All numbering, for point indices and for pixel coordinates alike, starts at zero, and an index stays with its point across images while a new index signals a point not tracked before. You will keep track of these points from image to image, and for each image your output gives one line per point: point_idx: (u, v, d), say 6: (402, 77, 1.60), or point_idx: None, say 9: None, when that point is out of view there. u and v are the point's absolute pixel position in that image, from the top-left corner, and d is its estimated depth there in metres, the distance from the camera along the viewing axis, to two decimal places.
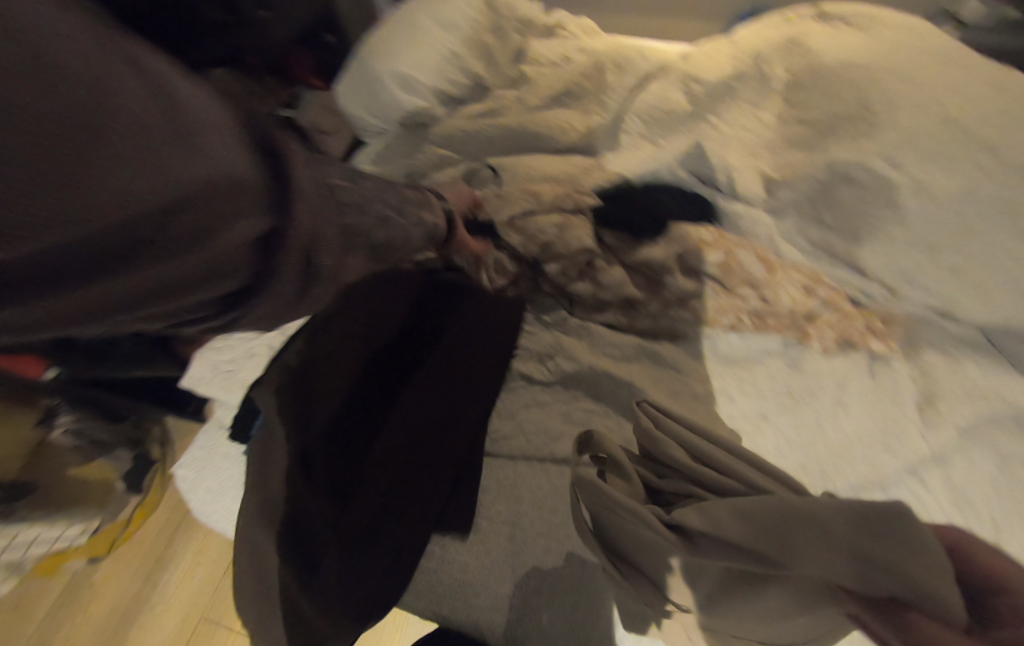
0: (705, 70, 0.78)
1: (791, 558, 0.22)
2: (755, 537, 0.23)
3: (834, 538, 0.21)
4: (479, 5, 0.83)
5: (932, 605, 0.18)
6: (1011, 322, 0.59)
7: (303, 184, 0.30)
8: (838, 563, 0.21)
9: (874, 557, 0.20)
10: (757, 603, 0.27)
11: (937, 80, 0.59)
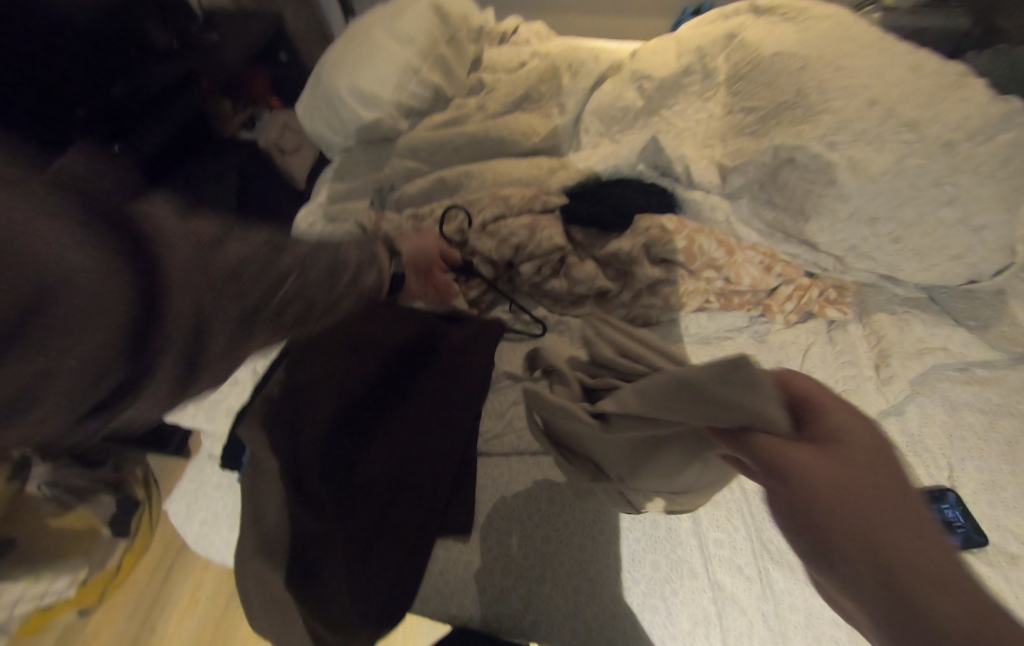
0: (654, 68, 0.83)
1: (675, 415, 0.29)
2: (647, 408, 0.32)
3: (707, 393, 0.27)
4: (432, 17, 0.84)
5: (762, 422, 0.24)
6: (937, 279, 0.69)
7: (190, 279, 0.31)
8: (719, 419, 0.26)
9: (731, 401, 0.25)
10: (657, 460, 0.39)
11: (862, 65, 0.65)
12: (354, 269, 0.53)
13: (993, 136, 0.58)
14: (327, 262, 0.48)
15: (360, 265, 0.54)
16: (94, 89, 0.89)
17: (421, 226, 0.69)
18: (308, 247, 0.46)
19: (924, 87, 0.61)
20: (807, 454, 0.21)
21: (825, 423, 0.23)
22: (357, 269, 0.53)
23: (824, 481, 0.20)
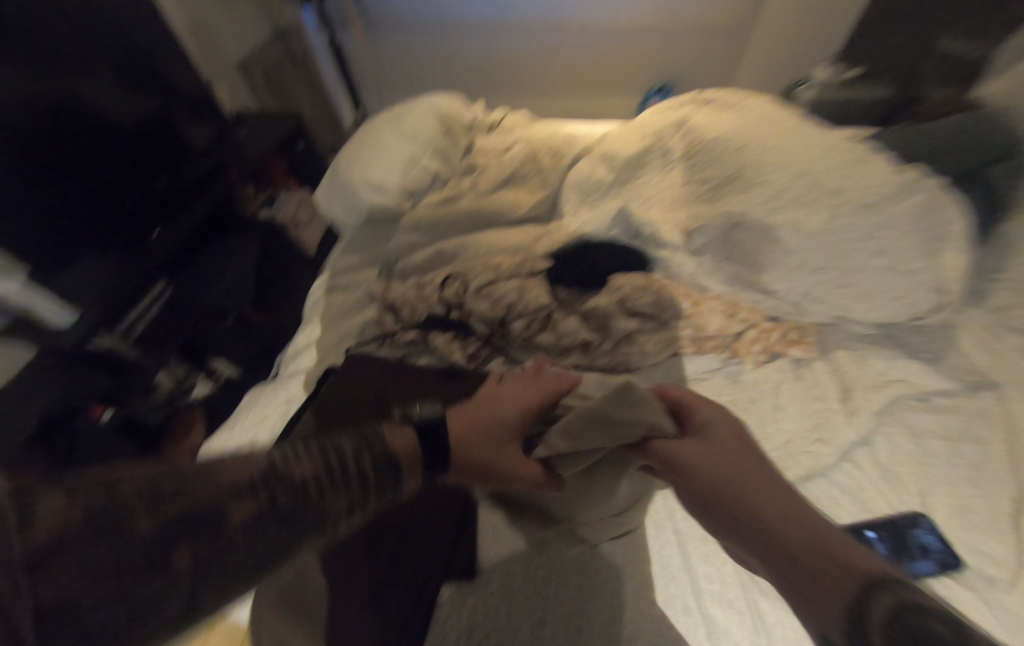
0: (619, 150, 0.98)
1: (592, 440, 0.48)
2: (571, 444, 0.48)
3: (603, 416, 0.49)
4: (431, 120, 1.02)
5: (659, 428, 0.49)
6: (887, 318, 0.76)
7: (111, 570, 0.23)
8: (633, 433, 0.49)
9: (611, 417, 0.49)
10: (587, 486, 0.54)
11: (785, 146, 0.78)
12: (342, 514, 0.33)
13: (903, 198, 0.69)
14: (291, 521, 0.30)
15: (351, 510, 0.34)
16: (141, 184, 1.06)
17: (424, 291, 0.79)
18: (265, 503, 0.29)
19: (838, 162, 0.73)
20: (695, 445, 0.47)
21: (695, 423, 0.51)
22: (357, 504, 0.34)
23: (708, 457, 0.45)
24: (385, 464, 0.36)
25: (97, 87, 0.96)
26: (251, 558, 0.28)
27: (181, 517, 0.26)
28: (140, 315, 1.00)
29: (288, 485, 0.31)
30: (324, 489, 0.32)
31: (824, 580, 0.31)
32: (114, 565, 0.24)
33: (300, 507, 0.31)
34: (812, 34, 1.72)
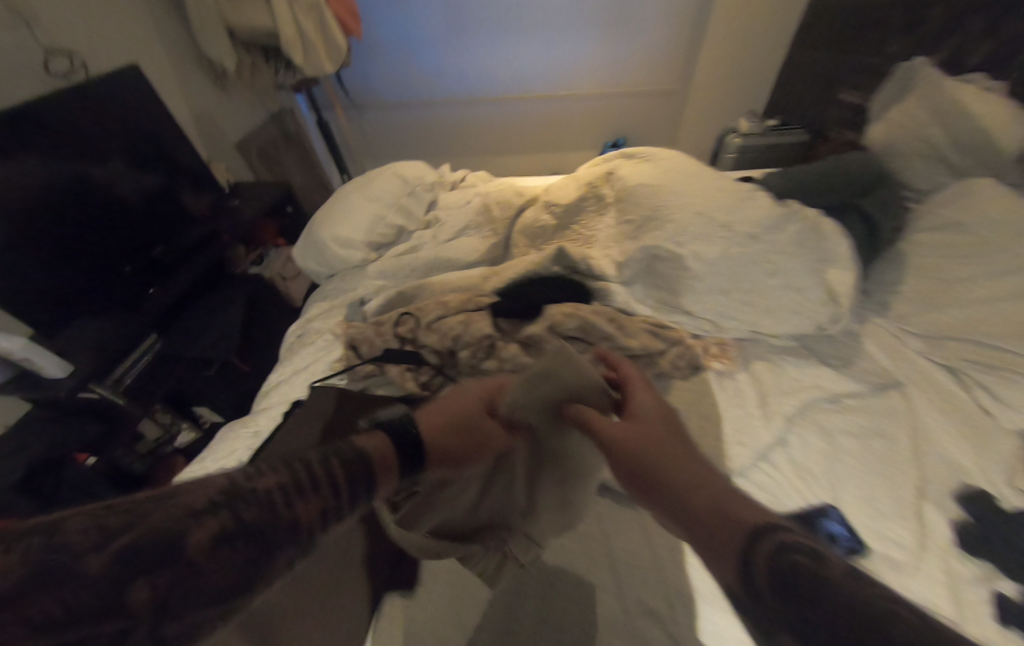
0: (560, 199, 1.13)
1: (535, 399, 0.57)
2: (515, 409, 0.56)
3: (543, 377, 0.58)
4: (396, 184, 1.18)
5: (589, 384, 0.59)
6: (794, 330, 0.85)
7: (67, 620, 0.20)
8: (569, 390, 0.59)
9: (550, 376, 0.58)
10: (540, 461, 0.61)
11: (689, 189, 0.92)
12: (314, 530, 0.30)
13: (781, 228, 0.84)
14: (257, 539, 0.27)
15: (324, 523, 0.31)
16: (139, 251, 1.20)
17: (382, 330, 0.89)
18: (229, 520, 0.26)
19: (731, 201, 0.87)
20: (626, 428, 0.51)
21: (635, 411, 0.56)
22: (331, 514, 0.31)
23: (638, 437, 0.49)
24: (353, 463, 0.35)
25: (110, 171, 1.11)
26: (211, 593, 0.24)
27: (149, 552, 0.23)
28: (130, 366, 1.09)
29: (254, 499, 0.28)
30: (293, 499, 0.30)
31: (723, 533, 0.34)
32: (57, 611, 0.20)
33: (267, 521, 0.28)
34: (735, 93, 1.99)
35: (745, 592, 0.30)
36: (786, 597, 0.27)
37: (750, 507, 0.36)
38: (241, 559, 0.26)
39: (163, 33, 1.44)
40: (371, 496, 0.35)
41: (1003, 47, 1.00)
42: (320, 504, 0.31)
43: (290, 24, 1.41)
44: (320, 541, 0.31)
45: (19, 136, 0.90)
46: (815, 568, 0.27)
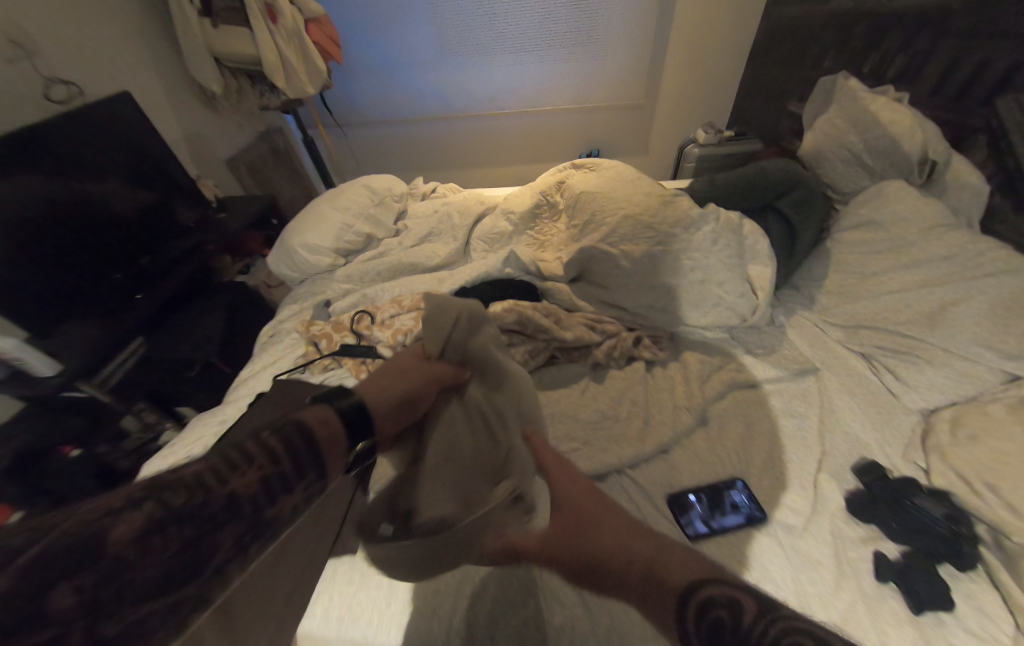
0: (515, 207, 1.22)
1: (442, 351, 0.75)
2: (438, 365, 0.73)
3: (438, 326, 0.75)
4: (365, 195, 1.27)
5: (474, 324, 0.78)
6: (718, 322, 0.94)
7: (61, 571, 0.28)
8: (466, 339, 0.76)
9: (444, 330, 0.75)
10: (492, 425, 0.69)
11: (624, 195, 1.01)
12: (251, 503, 0.38)
13: (699, 228, 0.92)
14: (191, 520, 0.34)
15: (261, 496, 0.39)
16: (126, 262, 1.29)
17: (340, 326, 0.97)
18: (153, 514, 0.33)
19: (658, 205, 0.95)
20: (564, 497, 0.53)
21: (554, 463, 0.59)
22: (269, 484, 0.40)
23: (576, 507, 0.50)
24: (295, 437, 0.45)
25: (103, 189, 1.21)
26: (157, 569, 0.32)
27: (121, 524, 0.31)
28: (117, 367, 1.17)
29: (181, 485, 0.36)
30: (226, 481, 0.38)
31: (657, 595, 0.36)
32: (51, 568, 0.28)
33: (198, 503, 0.35)
34: (698, 105, 2.10)
35: None
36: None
37: (679, 558, 0.38)
38: (207, 518, 0.35)
39: (156, 61, 1.55)
40: (319, 466, 0.45)
41: (915, 61, 1.09)
42: (254, 479, 0.39)
43: (272, 52, 1.53)
44: (263, 512, 0.39)
45: (22, 158, 1.01)
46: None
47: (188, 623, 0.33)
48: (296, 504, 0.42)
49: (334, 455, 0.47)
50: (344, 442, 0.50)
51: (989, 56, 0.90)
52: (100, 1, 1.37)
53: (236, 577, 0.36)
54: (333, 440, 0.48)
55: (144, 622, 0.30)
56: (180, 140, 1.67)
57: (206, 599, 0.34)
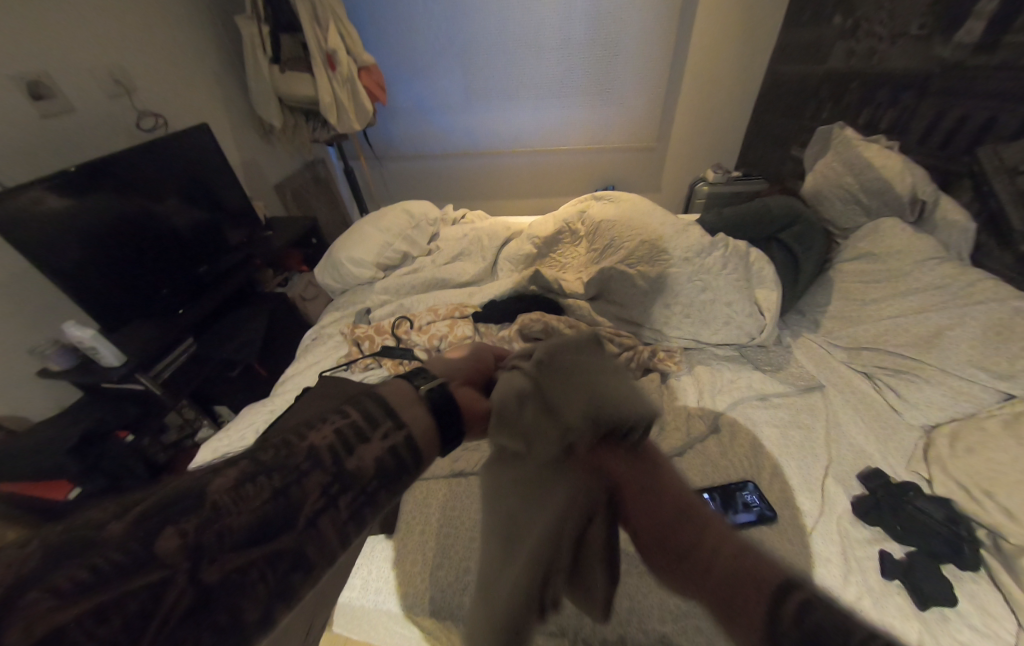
0: (541, 231, 1.34)
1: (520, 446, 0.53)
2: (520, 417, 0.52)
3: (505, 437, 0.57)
4: (404, 218, 1.41)
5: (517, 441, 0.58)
6: (725, 339, 1.02)
7: (158, 514, 0.25)
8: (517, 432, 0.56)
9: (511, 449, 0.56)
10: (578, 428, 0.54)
11: (639, 223, 1.13)
12: (328, 455, 0.30)
13: (710, 253, 1.02)
14: (279, 469, 0.29)
15: (337, 448, 0.31)
16: (183, 270, 1.44)
17: (382, 330, 1.07)
18: (247, 467, 0.29)
19: (671, 232, 1.06)
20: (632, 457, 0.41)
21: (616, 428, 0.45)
22: (343, 433, 0.32)
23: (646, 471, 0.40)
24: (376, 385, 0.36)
25: (168, 207, 1.38)
26: (251, 519, 0.27)
27: (213, 479, 0.28)
28: (167, 365, 1.27)
29: (270, 442, 0.31)
30: (302, 436, 0.31)
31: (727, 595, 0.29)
32: (150, 514, 0.25)
33: (281, 454, 0.30)
34: (707, 147, 2.27)
35: None
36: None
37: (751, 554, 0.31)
38: (298, 466, 0.29)
39: (228, 100, 1.77)
40: (390, 414, 0.33)
41: (903, 115, 1.22)
42: (334, 426, 0.32)
43: (328, 95, 1.74)
44: (343, 464, 0.30)
45: (108, 180, 1.19)
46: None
47: (289, 580, 0.27)
48: (377, 456, 0.31)
49: (404, 407, 0.34)
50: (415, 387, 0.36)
51: (966, 113, 1.02)
52: (192, 53, 1.60)
53: (330, 540, 0.29)
54: (401, 393, 0.35)
55: (243, 575, 0.26)
56: (239, 166, 1.86)
57: (304, 559, 0.28)
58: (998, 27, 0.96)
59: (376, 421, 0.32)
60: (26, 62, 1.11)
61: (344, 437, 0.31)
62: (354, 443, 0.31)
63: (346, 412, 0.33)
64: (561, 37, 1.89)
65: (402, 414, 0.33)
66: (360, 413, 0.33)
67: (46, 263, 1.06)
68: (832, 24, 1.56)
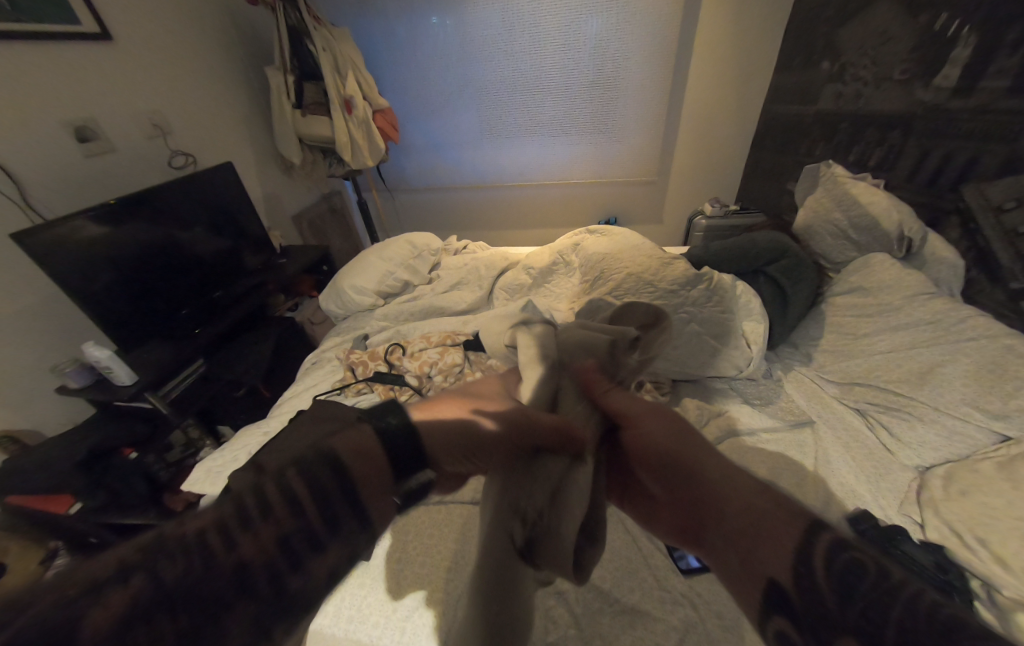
0: (536, 263, 1.39)
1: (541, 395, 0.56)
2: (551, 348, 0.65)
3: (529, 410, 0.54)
4: (407, 249, 1.49)
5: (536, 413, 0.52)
6: (712, 371, 1.03)
7: None
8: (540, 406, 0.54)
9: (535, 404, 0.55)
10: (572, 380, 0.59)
11: (627, 256, 1.16)
12: (266, 579, 0.25)
13: (696, 286, 1.03)
14: (186, 608, 0.23)
15: (280, 568, 0.26)
16: (200, 295, 1.53)
17: (375, 355, 1.11)
18: (132, 602, 0.22)
19: (658, 265, 1.08)
20: (659, 436, 0.47)
21: (638, 415, 0.51)
22: (291, 547, 0.26)
23: (671, 447, 0.44)
24: (326, 468, 0.29)
25: (192, 235, 1.48)
26: None
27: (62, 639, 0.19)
28: (176, 384, 1.33)
29: (177, 550, 0.24)
30: (235, 539, 0.25)
31: (757, 534, 0.33)
32: None
33: (196, 578, 0.24)
34: (705, 181, 2.33)
35: (801, 591, 0.28)
36: (857, 600, 0.26)
37: (774, 508, 0.34)
38: (219, 600, 0.24)
39: (253, 139, 1.93)
40: (356, 517, 0.30)
41: (890, 154, 1.25)
42: (270, 538, 0.26)
43: (344, 135, 1.87)
44: (284, 586, 0.26)
45: (140, 213, 1.30)
46: (919, 592, 0.25)
47: None
48: (332, 569, 0.28)
49: (376, 505, 0.31)
50: (392, 475, 0.33)
51: (949, 153, 1.05)
52: (226, 99, 1.77)
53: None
54: (373, 481, 0.31)
55: None
56: (260, 198, 2.00)
57: None
58: (974, 73, 1.00)
59: (327, 534, 0.28)
60: (77, 110, 1.25)
61: (282, 561, 0.26)
62: (294, 567, 0.26)
63: (289, 519, 0.27)
64: (564, 82, 2.01)
65: (371, 513, 0.31)
66: (310, 521, 0.28)
67: (74, 287, 1.14)
68: (821, 68, 1.63)
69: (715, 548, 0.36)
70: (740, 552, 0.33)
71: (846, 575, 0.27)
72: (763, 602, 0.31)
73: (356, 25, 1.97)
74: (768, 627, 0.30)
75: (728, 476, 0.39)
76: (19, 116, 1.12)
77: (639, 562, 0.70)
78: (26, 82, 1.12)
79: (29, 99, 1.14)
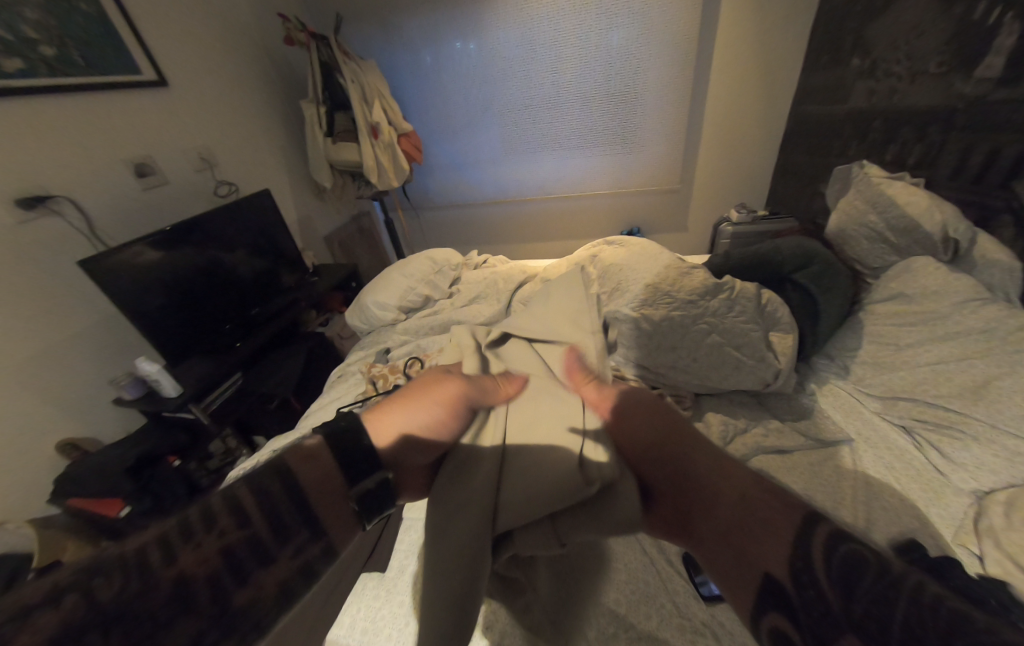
0: (553, 274, 1.39)
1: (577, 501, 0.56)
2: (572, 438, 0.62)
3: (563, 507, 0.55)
4: (428, 265, 1.53)
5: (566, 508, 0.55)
6: (736, 384, 0.99)
7: None
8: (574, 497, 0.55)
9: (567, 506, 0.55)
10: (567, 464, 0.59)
11: (643, 265, 1.14)
12: (208, 583, 0.33)
13: (716, 295, 0.98)
14: (128, 613, 0.29)
15: (223, 572, 0.34)
16: (239, 313, 1.64)
17: (395, 369, 1.15)
18: (84, 606, 0.29)
19: (675, 274, 1.03)
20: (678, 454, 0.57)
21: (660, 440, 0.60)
22: (236, 551, 0.36)
23: (691, 463, 0.55)
24: (270, 486, 0.40)
25: (234, 257, 1.60)
26: None
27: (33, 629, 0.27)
28: (217, 393, 1.42)
29: (115, 570, 0.31)
30: (178, 555, 0.33)
31: (754, 526, 0.45)
32: None
33: (136, 591, 0.30)
34: (731, 186, 2.26)
35: (790, 575, 0.39)
36: (851, 593, 0.34)
37: (763, 503, 0.46)
38: (173, 602, 0.31)
39: (290, 168, 2.08)
40: (307, 525, 0.40)
41: (931, 151, 1.17)
42: (211, 551, 0.35)
43: (371, 159, 1.97)
44: (231, 596, 0.34)
45: (189, 238, 1.42)
46: (872, 557, 0.35)
47: None
48: (276, 575, 0.37)
49: (321, 505, 0.42)
50: (342, 484, 0.45)
51: (997, 147, 0.97)
52: (264, 132, 1.92)
53: None
54: (317, 492, 0.43)
55: None
56: (295, 222, 2.13)
57: None
58: (1018, 62, 0.93)
59: (267, 541, 0.38)
60: (135, 149, 1.40)
61: (224, 568, 0.35)
62: (230, 574, 0.35)
63: (223, 535, 0.36)
64: (582, 97, 2.04)
65: (320, 518, 0.42)
66: (248, 535, 0.37)
67: (131, 307, 1.26)
68: (851, 66, 1.56)
69: (714, 539, 0.48)
70: (738, 546, 0.45)
71: (823, 558, 0.38)
72: (760, 601, 0.41)
73: (382, 56, 2.09)
74: (765, 616, 0.40)
75: (726, 474, 0.51)
76: (89, 155, 1.27)
77: (657, 587, 0.67)
78: (93, 127, 1.27)
79: (96, 141, 1.28)
